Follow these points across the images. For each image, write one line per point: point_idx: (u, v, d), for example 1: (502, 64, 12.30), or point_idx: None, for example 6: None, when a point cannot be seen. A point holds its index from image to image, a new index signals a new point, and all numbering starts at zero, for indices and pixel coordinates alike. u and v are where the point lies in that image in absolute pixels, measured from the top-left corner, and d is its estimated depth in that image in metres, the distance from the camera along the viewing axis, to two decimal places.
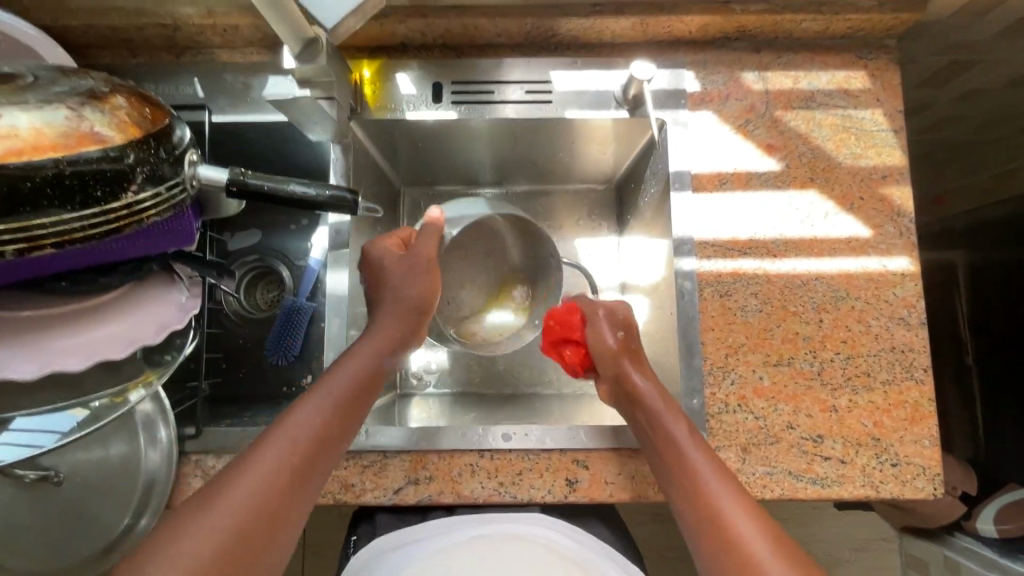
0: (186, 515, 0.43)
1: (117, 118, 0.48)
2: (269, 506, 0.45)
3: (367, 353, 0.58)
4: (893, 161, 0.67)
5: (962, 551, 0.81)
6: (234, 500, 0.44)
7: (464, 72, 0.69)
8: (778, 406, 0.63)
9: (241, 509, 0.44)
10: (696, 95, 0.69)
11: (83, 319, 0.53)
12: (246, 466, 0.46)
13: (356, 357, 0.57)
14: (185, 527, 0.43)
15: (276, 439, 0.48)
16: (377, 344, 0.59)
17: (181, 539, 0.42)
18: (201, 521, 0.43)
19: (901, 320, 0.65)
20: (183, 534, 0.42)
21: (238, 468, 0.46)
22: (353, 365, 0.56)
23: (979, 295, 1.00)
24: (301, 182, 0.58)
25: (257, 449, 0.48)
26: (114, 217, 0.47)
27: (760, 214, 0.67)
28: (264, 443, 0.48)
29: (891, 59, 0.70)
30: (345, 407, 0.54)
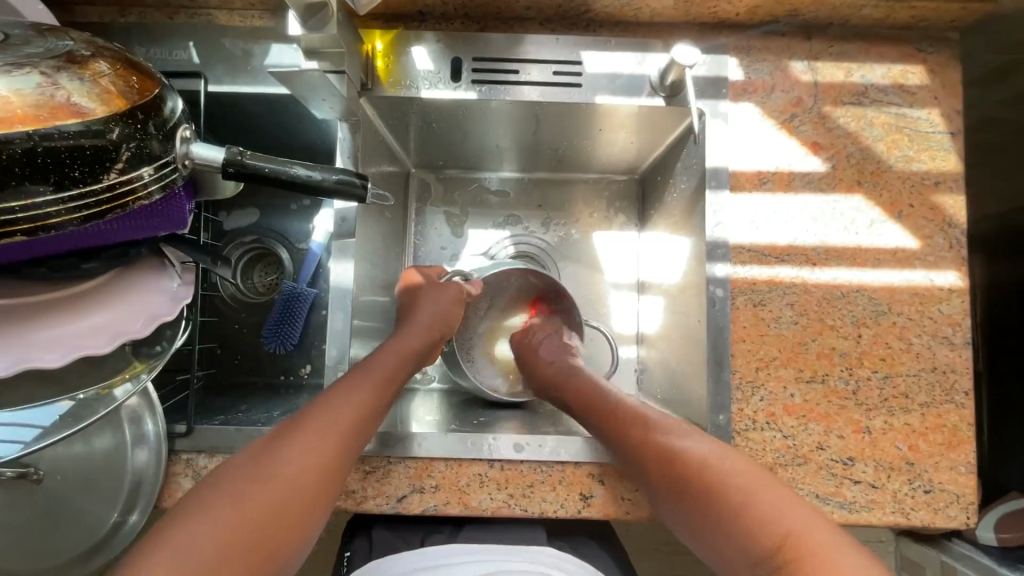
0: (222, 484, 0.46)
1: (99, 86, 0.42)
2: (301, 483, 0.47)
3: (393, 354, 0.61)
4: (947, 167, 0.62)
5: (960, 559, 0.71)
6: (272, 485, 0.46)
7: (487, 47, 0.63)
8: (809, 425, 0.60)
9: (279, 484, 0.46)
10: (738, 84, 0.63)
11: (64, 310, 0.48)
12: (282, 444, 0.49)
13: (384, 356, 0.60)
14: (217, 511, 0.43)
15: (306, 433, 0.50)
16: (403, 347, 0.63)
17: (210, 520, 0.43)
18: (238, 491, 0.45)
19: (945, 339, 0.61)
20: (221, 510, 0.44)
21: (273, 444, 0.48)
22: (382, 361, 0.59)
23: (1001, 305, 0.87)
24: (304, 165, 0.52)
25: (288, 441, 0.49)
26: (95, 200, 0.42)
27: (801, 218, 0.62)
28: (298, 424, 0.50)
29: (953, 54, 0.64)
30: (372, 399, 0.55)
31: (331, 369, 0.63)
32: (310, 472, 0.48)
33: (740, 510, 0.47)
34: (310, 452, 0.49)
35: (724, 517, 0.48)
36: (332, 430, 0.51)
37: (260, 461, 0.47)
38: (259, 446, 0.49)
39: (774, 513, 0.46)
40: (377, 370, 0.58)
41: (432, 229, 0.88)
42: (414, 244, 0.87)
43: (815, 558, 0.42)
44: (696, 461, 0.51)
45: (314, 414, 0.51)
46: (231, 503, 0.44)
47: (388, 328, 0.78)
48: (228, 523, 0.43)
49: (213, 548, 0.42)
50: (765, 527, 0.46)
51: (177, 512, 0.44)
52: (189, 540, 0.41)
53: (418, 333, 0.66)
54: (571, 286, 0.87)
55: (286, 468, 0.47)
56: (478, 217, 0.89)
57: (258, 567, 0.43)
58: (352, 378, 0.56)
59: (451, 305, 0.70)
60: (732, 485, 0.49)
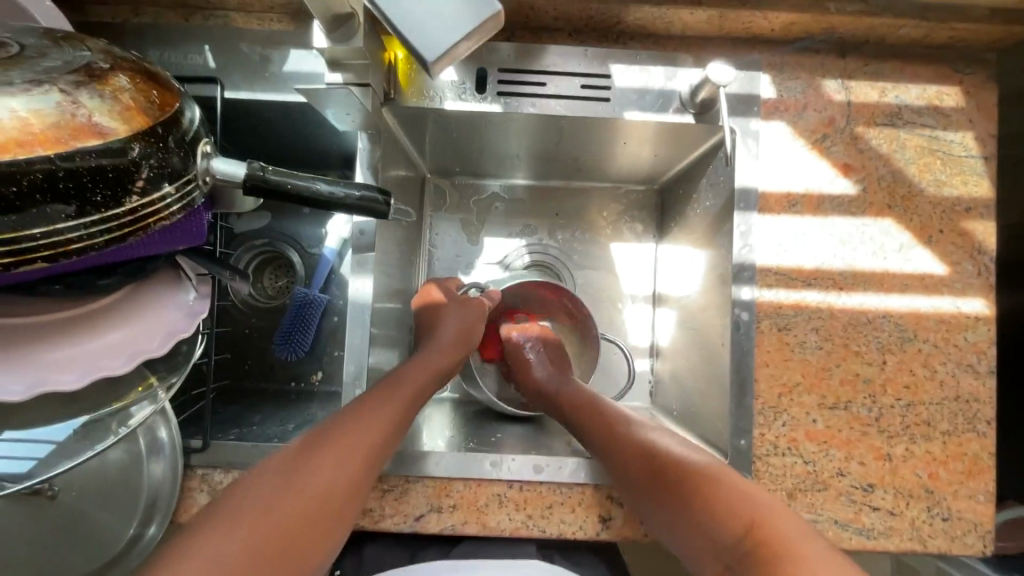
0: (244, 490, 0.45)
1: (120, 102, 0.40)
2: (329, 495, 0.46)
3: (421, 370, 0.61)
4: (979, 193, 0.61)
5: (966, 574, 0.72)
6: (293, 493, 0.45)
7: (513, 58, 0.61)
8: (830, 451, 0.59)
9: (307, 497, 0.45)
10: (770, 103, 0.62)
11: (83, 328, 0.47)
12: (312, 455, 0.47)
13: (410, 372, 0.60)
14: (236, 516, 0.42)
15: (331, 446, 0.48)
16: (431, 363, 0.63)
17: (229, 526, 0.42)
18: (262, 496, 0.44)
19: (970, 367, 0.60)
20: (241, 518, 0.42)
21: (302, 454, 0.47)
22: (413, 379, 0.59)
23: None
24: (327, 180, 0.50)
25: (313, 452, 0.48)
26: (115, 224, 0.41)
27: (829, 241, 0.61)
28: (330, 435, 0.49)
29: (990, 76, 0.62)
30: (396, 418, 0.54)
31: (349, 385, 0.62)
32: (337, 485, 0.47)
33: (718, 505, 0.46)
34: (339, 463, 0.48)
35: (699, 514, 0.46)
36: (363, 445, 0.50)
37: (289, 470, 0.46)
38: (287, 455, 0.47)
39: (753, 511, 0.44)
40: (406, 387, 0.58)
41: (446, 237, 0.87)
42: (428, 252, 0.86)
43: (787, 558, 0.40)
44: (686, 466, 0.50)
45: (347, 426, 0.50)
46: (255, 510, 0.43)
47: (402, 337, 0.77)
48: (249, 532, 0.42)
49: (237, 558, 0.40)
50: (731, 521, 0.44)
51: (199, 521, 0.43)
52: (206, 542, 0.40)
53: (447, 347, 0.66)
54: (585, 295, 0.86)
55: (317, 480, 0.46)
56: (492, 225, 0.88)
57: None
58: (384, 393, 0.55)
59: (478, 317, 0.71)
60: (721, 485, 0.47)
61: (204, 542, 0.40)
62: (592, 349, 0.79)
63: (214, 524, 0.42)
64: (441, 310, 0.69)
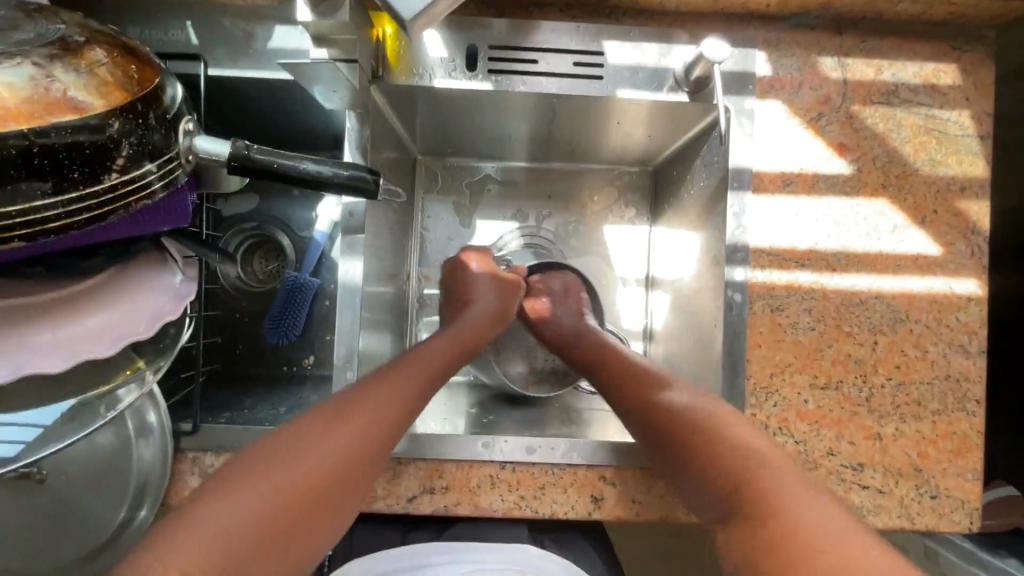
0: (247, 465, 0.43)
1: (96, 78, 0.40)
2: (340, 473, 0.46)
3: (442, 346, 0.61)
4: (974, 172, 0.61)
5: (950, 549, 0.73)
6: (305, 467, 0.44)
7: (503, 34, 0.60)
8: (821, 431, 0.59)
9: (316, 473, 0.44)
10: (765, 80, 0.61)
11: (67, 310, 0.46)
12: (325, 433, 0.46)
13: (427, 351, 0.60)
14: (245, 485, 0.41)
15: (343, 424, 0.48)
16: (458, 335, 0.64)
17: (238, 495, 0.41)
18: (268, 472, 0.42)
19: (960, 348, 0.60)
20: (253, 487, 0.41)
21: (311, 431, 0.46)
22: (426, 356, 0.59)
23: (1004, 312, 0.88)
24: (314, 159, 0.49)
25: (327, 428, 0.47)
26: (96, 203, 0.40)
27: (823, 221, 0.60)
28: (342, 413, 0.48)
29: (988, 54, 0.62)
30: (410, 399, 0.53)
31: (340, 368, 0.61)
32: (348, 464, 0.46)
33: (713, 464, 0.45)
34: (351, 442, 0.47)
35: (697, 471, 0.47)
36: (375, 428, 0.49)
37: (299, 446, 0.45)
38: (293, 431, 0.46)
39: (746, 463, 0.44)
40: (423, 367, 0.57)
41: (438, 220, 0.86)
42: (420, 234, 0.85)
43: (773, 513, 0.39)
44: (696, 424, 0.49)
45: (360, 404, 0.50)
46: (260, 485, 0.42)
47: (393, 319, 0.76)
48: (261, 499, 0.41)
49: (245, 528, 0.39)
50: (723, 478, 0.44)
51: (198, 494, 0.41)
52: (207, 518, 0.39)
53: (481, 321, 0.67)
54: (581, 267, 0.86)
55: (328, 458, 0.45)
56: (486, 208, 0.87)
57: (287, 557, 0.41)
58: (396, 372, 0.55)
59: (514, 295, 0.72)
60: (724, 441, 0.47)
61: (207, 519, 0.39)
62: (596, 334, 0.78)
63: (218, 496, 0.41)
64: (473, 280, 0.71)
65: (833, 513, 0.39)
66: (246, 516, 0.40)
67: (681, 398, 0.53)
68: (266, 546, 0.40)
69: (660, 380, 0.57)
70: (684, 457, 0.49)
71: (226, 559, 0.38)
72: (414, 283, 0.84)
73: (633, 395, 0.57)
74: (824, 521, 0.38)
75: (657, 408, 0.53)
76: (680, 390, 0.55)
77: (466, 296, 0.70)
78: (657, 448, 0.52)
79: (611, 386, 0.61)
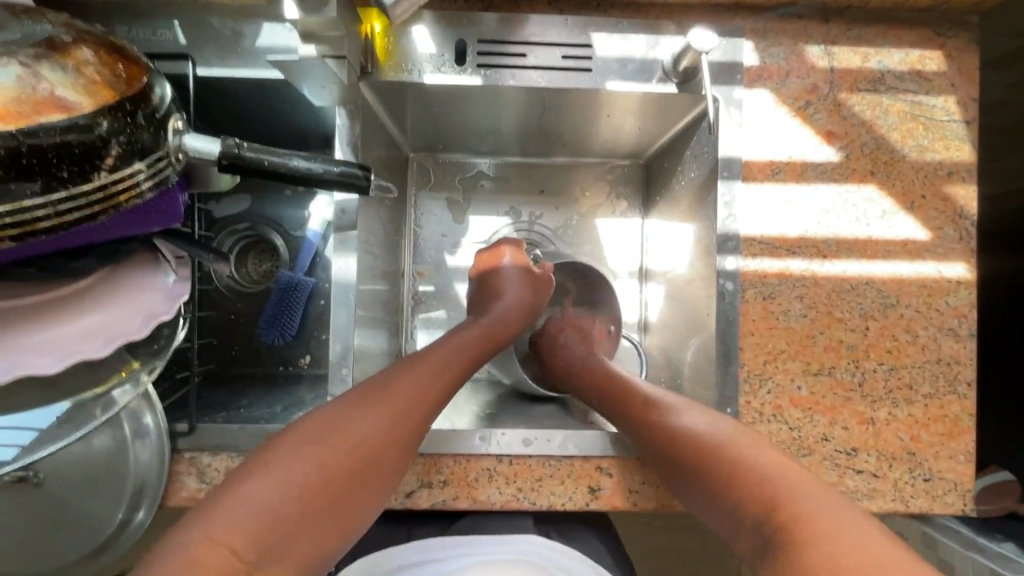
0: (276, 452, 0.43)
1: (84, 77, 0.40)
2: (370, 462, 0.46)
3: (473, 338, 0.60)
4: (960, 157, 0.61)
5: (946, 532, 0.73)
6: (342, 449, 0.44)
7: (491, 29, 0.60)
8: (815, 416, 0.60)
9: (352, 455, 0.44)
10: (753, 70, 0.61)
11: (59, 311, 0.46)
12: (360, 415, 0.46)
13: (460, 338, 0.59)
14: (283, 462, 0.42)
15: (380, 408, 0.47)
16: (491, 330, 0.62)
17: (277, 473, 0.41)
18: (299, 463, 0.42)
19: (950, 331, 0.61)
20: (290, 466, 0.42)
21: (347, 413, 0.46)
22: (454, 346, 0.58)
23: (992, 299, 0.89)
24: (304, 157, 0.49)
25: (363, 412, 0.47)
26: (86, 201, 0.40)
27: (813, 209, 0.61)
28: (371, 401, 0.48)
29: (972, 40, 0.62)
30: (445, 386, 0.53)
31: (335, 365, 0.61)
32: (385, 448, 0.47)
33: (744, 493, 0.45)
34: (383, 431, 0.47)
35: (727, 501, 0.46)
36: (411, 414, 0.49)
37: (335, 428, 0.45)
38: (321, 419, 0.46)
39: (771, 492, 0.44)
40: (457, 357, 0.56)
41: (431, 216, 0.86)
42: (413, 231, 0.85)
43: (806, 545, 0.39)
44: (719, 450, 0.49)
45: (390, 394, 0.49)
46: (290, 475, 0.41)
47: (388, 317, 0.76)
48: (299, 479, 0.42)
49: (284, 506, 0.40)
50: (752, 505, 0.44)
51: (238, 472, 0.42)
52: (243, 512, 0.39)
53: (512, 314, 0.65)
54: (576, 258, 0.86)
55: (365, 442, 0.45)
56: (478, 204, 0.87)
57: (324, 536, 0.42)
58: (431, 357, 0.54)
59: (546, 290, 0.69)
60: (746, 466, 0.46)
61: (239, 511, 0.39)
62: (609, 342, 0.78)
63: (257, 474, 0.41)
64: (500, 272, 0.68)
65: (865, 537, 0.39)
66: (278, 508, 0.40)
67: (693, 424, 0.52)
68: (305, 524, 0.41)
69: (669, 405, 0.56)
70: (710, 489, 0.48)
71: (259, 551, 0.38)
72: (407, 280, 0.84)
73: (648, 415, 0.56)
74: (858, 545, 0.38)
75: (670, 440, 0.52)
76: (689, 415, 0.54)
77: (491, 289, 0.67)
78: (678, 478, 0.51)
79: (623, 404, 0.60)
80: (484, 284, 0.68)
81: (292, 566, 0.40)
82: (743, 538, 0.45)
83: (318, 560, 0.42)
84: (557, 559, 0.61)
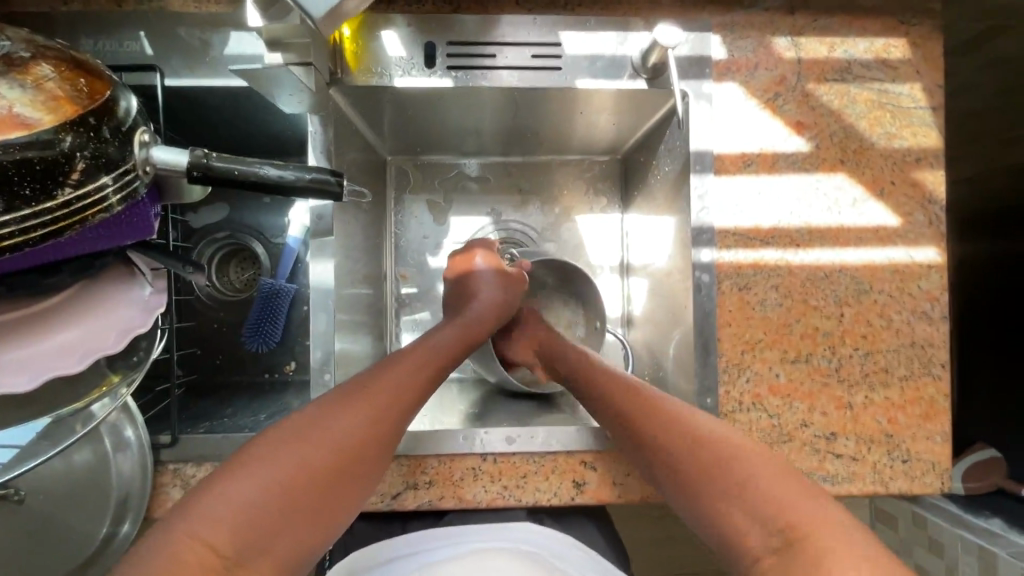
0: (253, 452, 0.43)
1: (44, 92, 0.40)
2: (351, 459, 0.46)
3: (450, 338, 0.60)
4: (928, 143, 0.62)
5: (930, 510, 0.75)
6: (322, 444, 0.44)
7: (459, 30, 0.60)
8: (793, 404, 0.61)
9: (332, 450, 0.45)
10: (721, 63, 0.62)
11: (34, 329, 0.45)
12: (337, 413, 0.47)
13: (441, 335, 0.60)
14: (260, 461, 0.42)
15: (358, 405, 0.48)
16: (466, 330, 0.62)
17: (254, 472, 0.41)
18: (278, 461, 0.42)
19: (923, 315, 0.62)
20: (268, 465, 0.42)
21: (324, 413, 0.46)
22: (435, 344, 0.58)
23: None
24: (275, 164, 0.47)
25: (341, 409, 0.47)
26: (50, 217, 0.39)
27: (786, 200, 0.62)
28: (350, 399, 0.48)
29: (936, 26, 0.63)
30: (423, 381, 0.53)
31: (317, 372, 0.61)
32: (364, 445, 0.47)
33: (722, 489, 0.44)
34: (361, 428, 0.47)
35: (696, 493, 0.45)
36: (390, 410, 0.49)
37: (312, 427, 0.45)
38: (298, 420, 0.46)
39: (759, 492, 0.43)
40: (434, 353, 0.57)
41: (412, 219, 0.86)
42: (395, 234, 0.86)
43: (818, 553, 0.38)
44: (690, 441, 0.48)
45: (369, 391, 0.49)
46: (270, 471, 0.42)
47: (372, 321, 0.77)
48: (276, 478, 0.42)
49: (261, 503, 0.40)
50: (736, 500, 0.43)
51: (217, 472, 0.42)
52: (221, 510, 0.39)
53: (488, 313, 0.65)
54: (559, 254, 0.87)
55: (343, 438, 0.46)
56: (459, 204, 0.87)
57: (305, 531, 0.42)
58: (407, 356, 0.55)
59: (518, 288, 0.70)
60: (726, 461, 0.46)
61: (219, 509, 0.39)
62: (596, 337, 0.77)
63: (234, 474, 0.41)
64: (473, 275, 0.68)
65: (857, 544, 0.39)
66: (258, 505, 0.40)
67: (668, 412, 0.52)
68: (284, 519, 0.41)
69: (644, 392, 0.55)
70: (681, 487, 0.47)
71: (242, 547, 0.39)
72: (390, 282, 0.84)
73: (623, 396, 0.55)
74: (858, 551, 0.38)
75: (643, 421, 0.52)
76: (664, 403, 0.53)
77: (467, 290, 0.67)
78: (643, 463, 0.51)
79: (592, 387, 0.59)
80: (460, 285, 0.69)
81: (274, 563, 0.40)
82: (712, 528, 0.44)
83: (302, 557, 0.42)
84: (548, 545, 0.61)
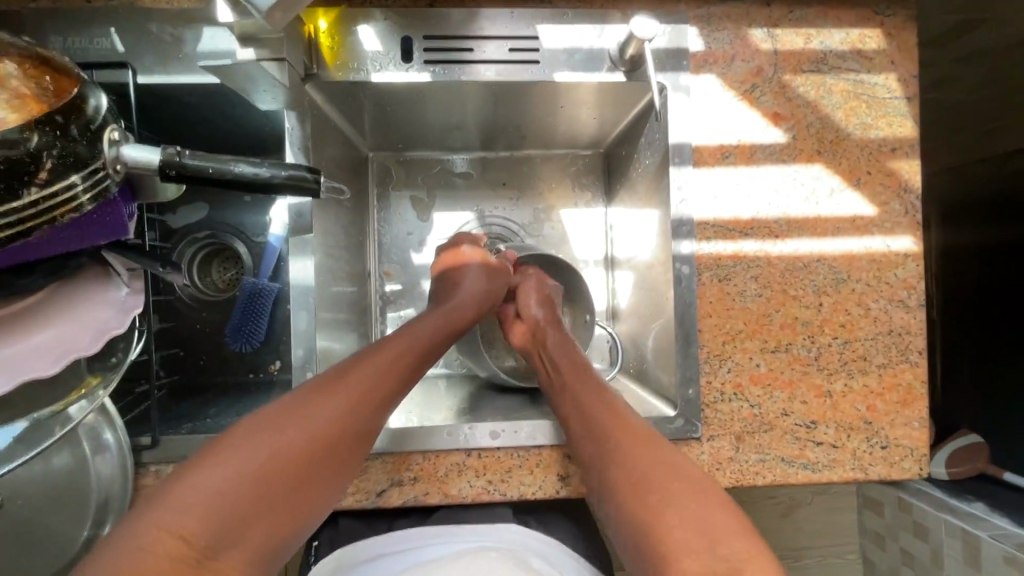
0: (227, 441, 0.43)
1: (8, 91, 0.39)
2: (326, 449, 0.45)
3: (430, 328, 0.60)
4: (903, 133, 0.63)
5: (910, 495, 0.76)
6: (296, 436, 0.44)
7: (436, 24, 0.60)
8: (774, 393, 0.61)
9: (308, 441, 0.44)
10: (699, 55, 0.62)
11: (8, 331, 0.45)
12: (314, 404, 0.46)
13: (422, 324, 0.59)
14: (233, 452, 0.42)
15: (335, 397, 0.47)
16: (447, 322, 0.62)
17: (225, 463, 0.41)
18: (251, 451, 0.42)
19: (900, 302, 0.63)
20: (241, 456, 0.42)
21: (300, 404, 0.46)
22: (416, 334, 0.57)
23: None
24: (251, 161, 0.47)
25: (318, 400, 0.46)
26: (17, 218, 0.39)
27: (764, 191, 0.62)
28: (327, 388, 0.48)
29: (909, 16, 0.64)
30: (403, 373, 0.53)
31: (299, 370, 0.61)
32: (340, 436, 0.46)
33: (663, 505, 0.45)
34: (337, 419, 0.46)
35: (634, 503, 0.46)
36: (368, 401, 0.49)
37: (287, 419, 0.45)
38: (273, 410, 0.45)
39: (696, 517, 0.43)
40: (415, 344, 0.56)
41: (396, 215, 0.86)
42: (379, 231, 0.85)
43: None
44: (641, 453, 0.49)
45: (345, 381, 0.49)
46: (244, 461, 0.41)
47: (356, 318, 0.76)
48: (248, 470, 0.41)
49: (232, 494, 0.40)
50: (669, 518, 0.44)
51: (189, 462, 0.42)
52: (191, 502, 0.39)
53: (469, 304, 0.65)
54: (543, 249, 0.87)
55: (318, 429, 0.45)
56: (444, 201, 0.87)
57: (277, 521, 0.42)
58: (388, 346, 0.54)
59: (503, 279, 0.70)
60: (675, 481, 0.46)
61: (189, 500, 0.39)
62: (585, 331, 0.76)
63: (206, 465, 0.41)
64: (460, 268, 0.68)
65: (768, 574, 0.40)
66: (231, 495, 0.40)
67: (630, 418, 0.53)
68: (256, 509, 0.41)
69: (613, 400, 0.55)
70: (617, 499, 0.48)
71: (211, 536, 0.39)
72: (375, 280, 0.84)
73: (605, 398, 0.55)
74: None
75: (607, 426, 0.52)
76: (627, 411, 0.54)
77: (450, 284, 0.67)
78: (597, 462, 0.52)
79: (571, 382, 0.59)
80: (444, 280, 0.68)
81: (249, 551, 0.40)
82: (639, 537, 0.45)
83: (275, 547, 0.42)
84: (532, 545, 0.61)
